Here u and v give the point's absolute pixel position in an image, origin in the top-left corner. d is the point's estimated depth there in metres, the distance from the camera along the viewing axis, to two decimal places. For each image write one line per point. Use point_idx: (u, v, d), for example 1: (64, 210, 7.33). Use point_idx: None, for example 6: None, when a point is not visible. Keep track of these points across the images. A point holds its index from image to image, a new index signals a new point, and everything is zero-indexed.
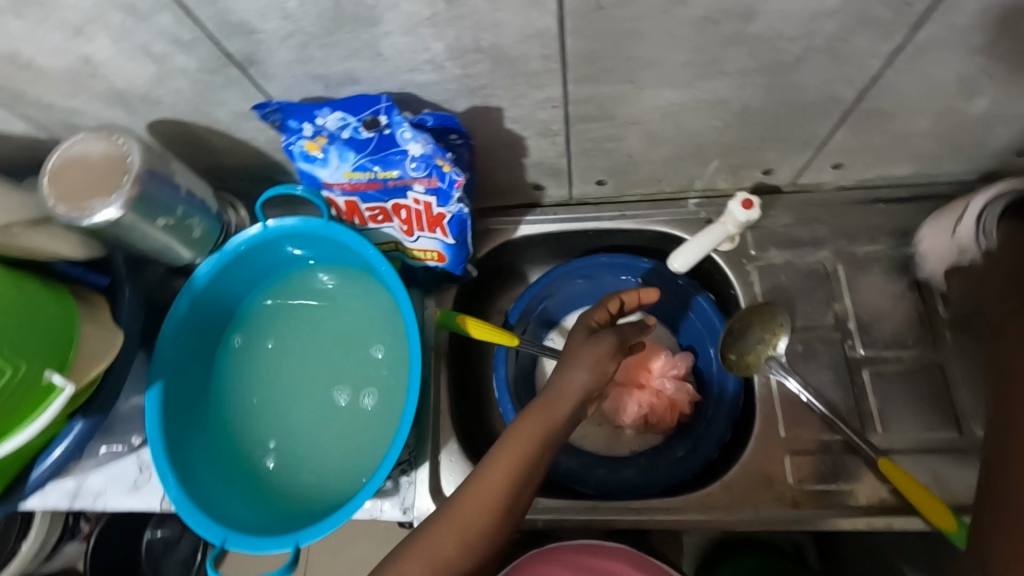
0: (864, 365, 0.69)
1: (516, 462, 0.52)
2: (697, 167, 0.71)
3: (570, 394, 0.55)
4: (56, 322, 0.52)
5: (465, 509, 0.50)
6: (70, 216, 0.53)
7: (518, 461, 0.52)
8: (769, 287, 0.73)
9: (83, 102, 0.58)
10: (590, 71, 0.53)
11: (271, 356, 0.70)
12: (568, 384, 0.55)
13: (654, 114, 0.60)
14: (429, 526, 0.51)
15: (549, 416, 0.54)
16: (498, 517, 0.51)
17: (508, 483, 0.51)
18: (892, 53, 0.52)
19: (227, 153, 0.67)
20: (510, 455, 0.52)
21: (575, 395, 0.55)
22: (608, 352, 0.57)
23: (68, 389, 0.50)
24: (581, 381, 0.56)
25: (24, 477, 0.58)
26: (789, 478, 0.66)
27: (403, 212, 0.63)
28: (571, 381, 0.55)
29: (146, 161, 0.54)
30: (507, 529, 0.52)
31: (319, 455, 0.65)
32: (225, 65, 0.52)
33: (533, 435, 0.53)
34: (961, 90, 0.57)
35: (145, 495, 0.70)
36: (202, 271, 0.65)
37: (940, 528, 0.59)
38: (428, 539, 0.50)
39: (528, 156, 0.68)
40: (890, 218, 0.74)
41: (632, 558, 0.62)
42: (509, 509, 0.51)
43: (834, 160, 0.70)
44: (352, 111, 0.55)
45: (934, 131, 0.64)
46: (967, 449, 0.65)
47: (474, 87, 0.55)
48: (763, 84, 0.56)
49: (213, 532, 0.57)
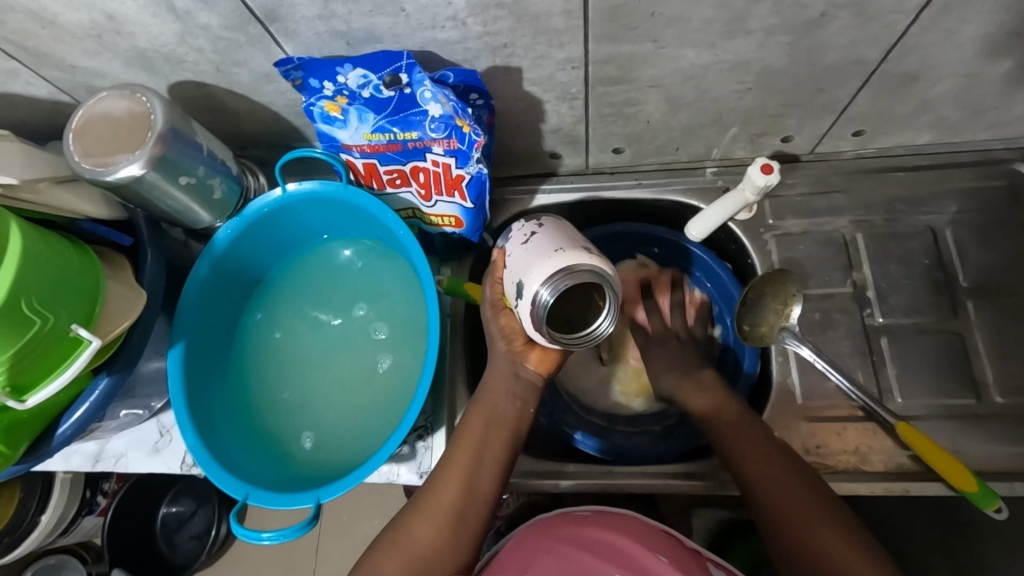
0: (882, 334, 0.69)
1: (469, 449, 0.57)
2: (716, 134, 0.70)
3: (495, 381, 0.61)
4: (82, 277, 0.52)
5: (435, 497, 0.55)
6: (94, 171, 0.54)
7: (469, 448, 0.57)
8: (786, 257, 0.73)
9: (105, 62, 0.58)
10: (612, 28, 0.53)
11: (290, 325, 0.71)
12: (494, 370, 0.62)
13: (675, 74, 0.60)
14: (407, 520, 0.55)
15: (491, 403, 0.60)
16: (463, 496, 0.55)
17: (468, 462, 0.57)
18: (919, 10, 0.51)
19: (247, 119, 0.68)
20: (462, 445, 0.58)
21: (505, 368, 0.61)
22: (499, 315, 0.61)
23: (95, 342, 0.51)
24: (499, 359, 0.61)
25: (49, 433, 0.57)
26: (806, 444, 0.66)
27: (422, 175, 0.64)
28: (496, 363, 0.62)
29: (169, 119, 0.55)
30: (481, 511, 0.55)
31: (337, 420, 0.66)
32: (246, 22, 0.53)
33: (479, 422, 0.59)
34: (990, 50, 0.56)
35: (165, 458, 0.71)
36: (221, 236, 0.65)
37: (962, 491, 0.59)
38: (408, 531, 0.54)
39: (546, 122, 0.68)
40: (912, 186, 0.73)
41: (640, 528, 0.58)
42: (473, 496, 0.56)
43: (855, 127, 0.69)
44: (373, 68, 0.54)
45: (959, 95, 0.63)
46: (987, 416, 0.65)
47: (496, 46, 0.55)
48: (788, 43, 0.55)
49: (236, 488, 0.58)
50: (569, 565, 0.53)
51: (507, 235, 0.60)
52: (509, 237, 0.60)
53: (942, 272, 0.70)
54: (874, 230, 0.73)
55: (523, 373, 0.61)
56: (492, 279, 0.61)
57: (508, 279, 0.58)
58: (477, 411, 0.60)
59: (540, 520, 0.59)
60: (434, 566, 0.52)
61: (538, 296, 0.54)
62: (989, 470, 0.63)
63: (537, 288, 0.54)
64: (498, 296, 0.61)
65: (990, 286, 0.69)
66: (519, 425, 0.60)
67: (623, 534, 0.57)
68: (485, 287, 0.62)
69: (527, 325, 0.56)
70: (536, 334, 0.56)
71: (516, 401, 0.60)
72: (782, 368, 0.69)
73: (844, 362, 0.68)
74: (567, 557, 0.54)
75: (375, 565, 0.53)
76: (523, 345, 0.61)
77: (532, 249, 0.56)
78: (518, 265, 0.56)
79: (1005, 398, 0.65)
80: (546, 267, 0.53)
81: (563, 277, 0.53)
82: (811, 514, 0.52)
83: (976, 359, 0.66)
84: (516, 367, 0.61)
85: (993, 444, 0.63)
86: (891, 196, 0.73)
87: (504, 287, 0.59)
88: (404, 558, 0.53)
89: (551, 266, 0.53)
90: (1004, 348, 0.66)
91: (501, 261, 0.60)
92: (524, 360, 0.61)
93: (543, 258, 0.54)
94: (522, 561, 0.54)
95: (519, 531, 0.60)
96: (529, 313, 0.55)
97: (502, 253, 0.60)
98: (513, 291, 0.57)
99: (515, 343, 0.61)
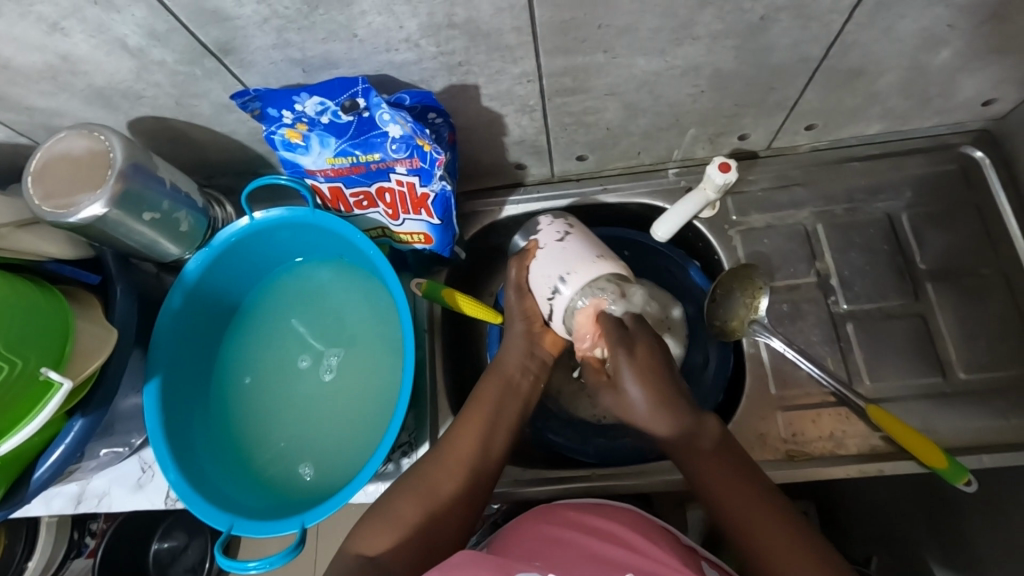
0: (849, 320, 0.71)
1: (487, 410, 0.59)
2: (675, 137, 0.72)
3: (512, 354, 0.63)
4: (49, 320, 0.52)
5: (453, 453, 0.57)
6: (55, 214, 0.54)
7: (485, 410, 0.59)
8: (752, 251, 0.75)
9: (64, 101, 0.59)
10: (563, 41, 0.54)
11: (266, 355, 0.71)
12: (510, 346, 0.63)
13: (630, 82, 0.61)
14: (423, 469, 0.57)
15: (505, 369, 0.62)
16: (480, 457, 0.57)
17: (484, 424, 0.59)
18: (855, 9, 0.53)
19: (211, 149, 0.68)
20: (484, 409, 0.59)
21: (522, 345, 0.63)
22: (523, 296, 0.63)
23: (66, 384, 0.50)
24: (517, 338, 0.63)
25: (26, 478, 0.56)
26: (783, 432, 0.67)
27: (387, 195, 0.65)
28: (512, 341, 0.63)
29: (129, 155, 0.55)
30: (490, 469, 0.58)
31: (320, 448, 0.66)
32: (202, 56, 0.53)
33: (498, 387, 0.61)
34: (926, 41, 0.58)
35: (148, 494, 0.70)
36: (191, 268, 0.66)
37: (933, 467, 0.61)
38: (428, 482, 0.55)
39: (508, 135, 0.69)
40: (868, 176, 0.75)
41: (636, 518, 0.56)
42: (486, 457, 0.57)
43: (808, 122, 0.71)
44: (329, 96, 0.55)
45: (904, 86, 0.65)
46: (954, 393, 0.66)
47: (452, 65, 0.56)
48: (735, 46, 0.57)
49: (219, 520, 0.58)
50: (577, 552, 0.50)
51: (541, 227, 0.63)
52: (541, 231, 0.63)
53: (902, 257, 0.72)
54: (834, 219, 0.75)
55: (538, 352, 0.64)
56: (518, 264, 0.63)
57: (540, 275, 0.60)
58: (495, 376, 0.62)
59: (535, 512, 0.57)
60: (445, 513, 0.54)
61: (575, 305, 0.58)
62: (960, 445, 0.64)
63: (575, 297, 0.58)
64: (522, 279, 0.63)
65: (949, 267, 0.71)
66: (530, 395, 0.63)
67: (620, 523, 0.55)
68: (511, 269, 0.63)
69: (556, 319, 0.60)
70: (561, 328, 0.61)
71: (529, 375, 0.63)
72: (755, 359, 0.71)
73: (814, 350, 0.70)
74: (572, 543, 0.52)
75: (395, 510, 0.54)
76: (540, 327, 0.64)
77: (571, 252, 0.60)
78: (557, 261, 0.59)
79: (970, 375, 0.67)
80: (586, 275, 0.58)
81: (600, 285, 0.58)
82: (777, 530, 0.50)
83: (940, 339, 0.68)
84: (532, 345, 0.63)
85: (962, 420, 0.65)
86: (848, 185, 0.75)
87: (533, 279, 0.61)
88: (423, 503, 0.54)
89: (594, 273, 0.58)
90: (965, 326, 0.68)
91: (532, 251, 0.62)
92: (540, 341, 0.64)
93: (587, 263, 0.58)
94: (522, 547, 0.52)
95: (517, 518, 0.58)
96: (563, 313, 0.59)
97: (534, 243, 0.62)
98: (547, 288, 0.60)
99: (533, 324, 0.63)
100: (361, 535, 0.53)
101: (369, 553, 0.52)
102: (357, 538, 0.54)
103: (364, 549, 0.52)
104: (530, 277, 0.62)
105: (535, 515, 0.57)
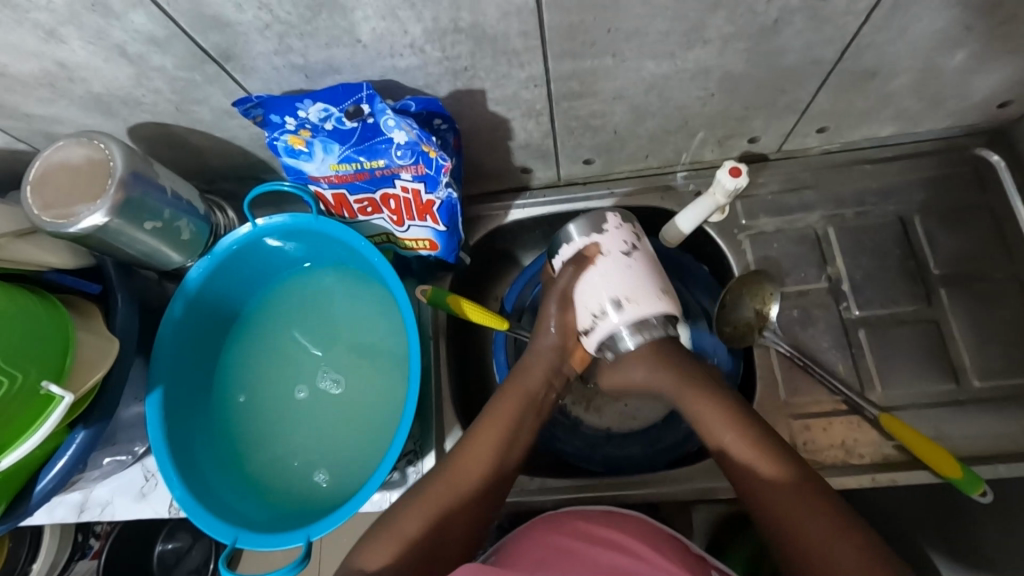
0: (861, 326, 0.69)
1: (503, 427, 0.58)
2: (684, 140, 0.71)
3: (537, 366, 0.61)
4: (49, 332, 0.51)
5: (461, 464, 0.56)
6: (55, 225, 0.53)
7: (502, 425, 0.58)
8: (762, 257, 0.73)
9: (62, 108, 0.58)
10: (572, 45, 0.53)
11: (268, 363, 0.70)
12: (535, 358, 0.61)
13: (637, 85, 0.60)
14: (431, 481, 0.56)
15: (528, 385, 0.60)
16: (491, 475, 0.56)
17: (499, 442, 0.57)
18: (870, 11, 0.52)
19: (213, 155, 0.67)
20: (495, 420, 0.58)
21: (551, 360, 0.61)
22: (565, 309, 0.60)
23: (67, 398, 0.49)
24: (545, 351, 0.61)
25: (27, 492, 0.55)
26: (794, 441, 0.66)
27: (392, 202, 0.64)
28: (540, 353, 0.61)
29: (129, 163, 0.54)
30: (501, 487, 0.57)
31: (328, 458, 0.65)
32: (202, 62, 0.52)
33: (518, 402, 0.59)
34: (941, 43, 0.57)
35: (152, 503, 0.70)
36: (193, 275, 0.65)
37: (947, 477, 0.59)
38: (433, 493, 0.55)
39: (514, 139, 0.68)
40: (879, 178, 0.74)
41: (642, 525, 0.56)
42: (497, 471, 0.57)
43: (819, 124, 0.70)
44: (333, 102, 0.54)
45: (917, 87, 0.64)
46: (967, 400, 0.65)
47: (457, 69, 0.55)
48: (746, 49, 0.56)
49: (224, 532, 0.57)
50: (581, 562, 0.50)
51: (607, 229, 0.59)
52: (606, 233, 0.59)
53: (914, 261, 0.71)
54: (844, 223, 0.73)
55: (565, 369, 0.61)
56: (573, 270, 0.59)
57: (597, 285, 0.57)
58: (516, 390, 0.60)
59: (541, 521, 0.57)
60: (450, 524, 0.53)
61: (621, 330, 0.56)
62: (975, 455, 0.63)
63: (624, 324, 0.56)
64: (569, 287, 0.59)
65: (962, 271, 0.69)
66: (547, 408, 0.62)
67: (629, 532, 0.54)
68: (562, 275, 0.59)
69: (592, 336, 0.58)
70: (592, 345, 0.58)
71: (551, 388, 0.61)
72: (766, 365, 0.70)
73: (825, 357, 0.69)
74: (577, 553, 0.51)
75: (396, 522, 0.53)
76: (572, 344, 0.61)
77: (635, 274, 0.57)
78: (621, 280, 0.56)
79: (984, 382, 0.66)
80: (650, 308, 0.56)
81: (654, 323, 0.57)
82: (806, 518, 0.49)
83: (953, 346, 0.67)
84: (560, 362, 0.61)
85: (975, 429, 0.64)
86: (858, 188, 0.74)
87: (582, 284, 0.58)
88: (423, 512, 0.53)
89: (655, 311, 0.56)
90: (979, 332, 0.67)
91: (594, 254, 0.58)
92: (570, 358, 0.61)
93: (650, 297, 0.56)
94: (531, 556, 0.51)
95: (524, 527, 0.57)
96: (605, 333, 0.57)
97: (595, 246, 0.59)
98: (596, 304, 0.57)
99: (568, 341, 0.60)
100: (364, 550, 0.53)
101: (369, 565, 0.51)
102: (359, 551, 0.53)
103: (364, 563, 0.52)
104: (580, 285, 0.58)
105: (543, 525, 0.56)
